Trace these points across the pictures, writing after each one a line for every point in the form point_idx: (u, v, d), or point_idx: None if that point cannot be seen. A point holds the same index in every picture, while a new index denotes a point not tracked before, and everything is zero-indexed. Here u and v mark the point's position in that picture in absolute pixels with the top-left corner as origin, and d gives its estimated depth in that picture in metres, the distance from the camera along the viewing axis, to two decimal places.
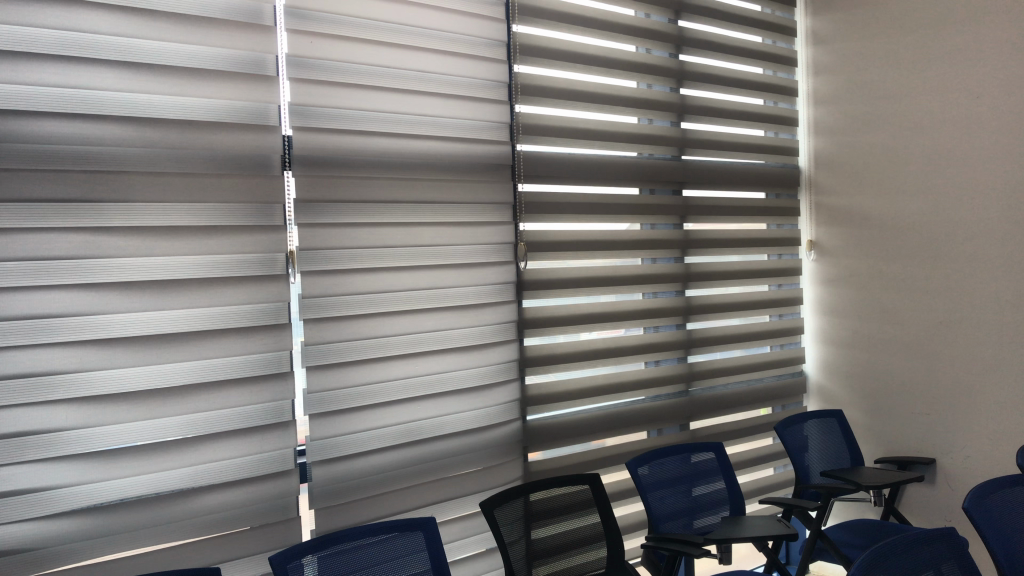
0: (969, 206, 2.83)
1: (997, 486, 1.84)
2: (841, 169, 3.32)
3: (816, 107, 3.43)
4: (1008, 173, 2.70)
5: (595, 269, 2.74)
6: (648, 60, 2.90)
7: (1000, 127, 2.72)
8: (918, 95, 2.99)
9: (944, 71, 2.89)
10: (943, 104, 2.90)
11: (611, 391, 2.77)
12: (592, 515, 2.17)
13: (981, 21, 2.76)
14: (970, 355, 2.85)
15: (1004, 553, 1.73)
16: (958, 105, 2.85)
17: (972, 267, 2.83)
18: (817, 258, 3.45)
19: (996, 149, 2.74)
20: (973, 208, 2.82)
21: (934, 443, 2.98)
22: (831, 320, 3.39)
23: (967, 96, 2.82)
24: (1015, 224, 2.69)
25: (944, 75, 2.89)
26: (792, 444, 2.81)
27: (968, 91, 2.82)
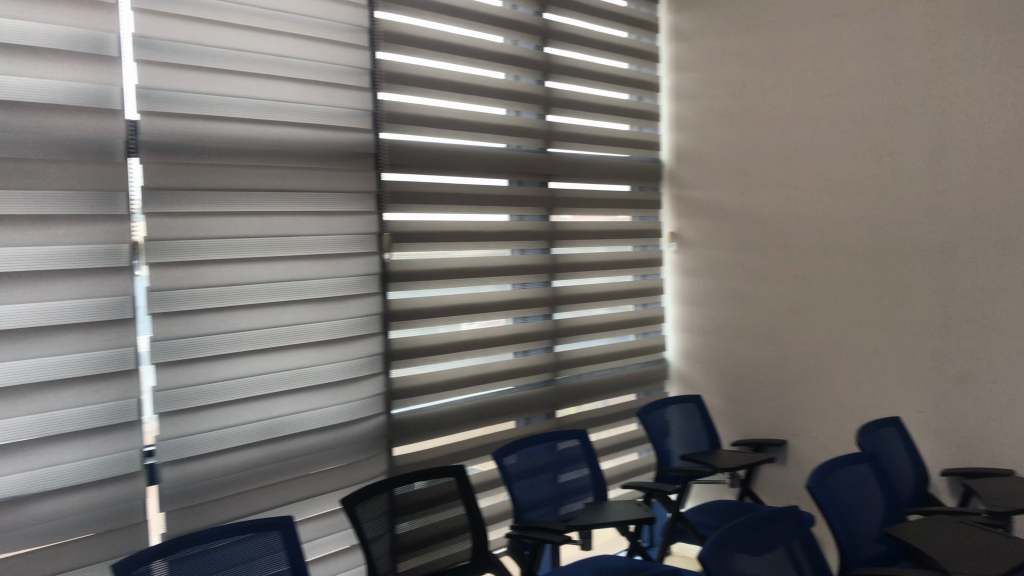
0: (820, 200, 2.98)
1: (839, 466, 1.97)
2: (700, 163, 3.43)
3: (677, 103, 3.53)
4: (856, 169, 2.87)
5: (461, 260, 2.72)
6: (514, 52, 2.91)
7: (849, 125, 2.88)
8: (773, 92, 3.12)
9: (799, 70, 3.03)
10: (798, 101, 3.04)
11: (477, 383, 2.77)
12: (457, 507, 2.17)
13: (834, 23, 2.91)
14: (820, 340, 3.00)
15: (846, 531, 1.86)
16: (812, 103, 2.99)
17: (821, 257, 2.99)
18: (678, 249, 3.55)
19: (848, 146, 2.89)
20: (824, 201, 2.97)
21: (785, 425, 3.13)
22: (692, 309, 3.50)
23: (819, 94, 2.97)
24: (861, 217, 2.86)
25: (799, 74, 3.03)
26: (653, 429, 2.88)
27: (820, 89, 2.97)
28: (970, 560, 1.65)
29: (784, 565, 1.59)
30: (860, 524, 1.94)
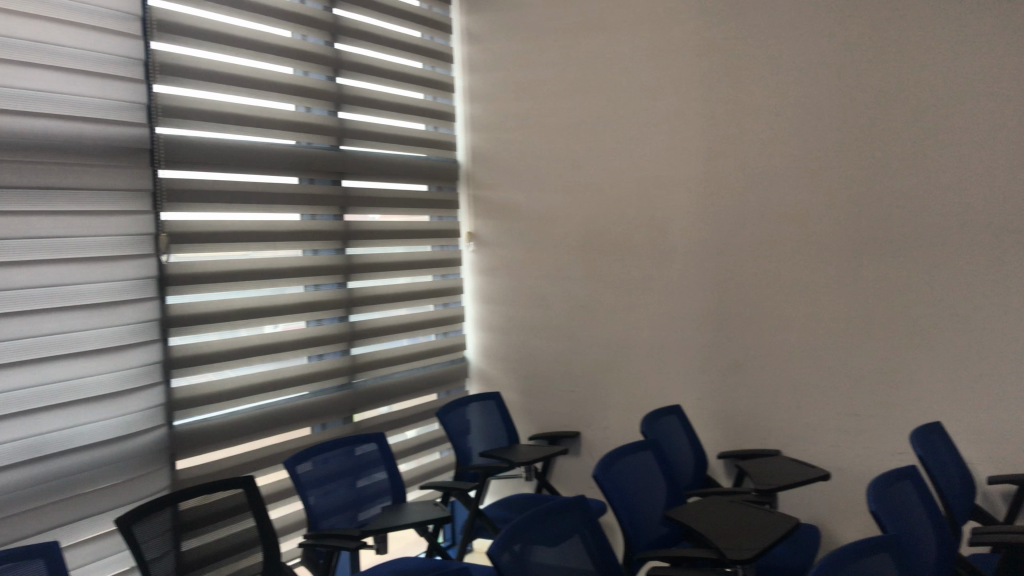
0: (611, 200, 3.10)
1: (616, 457, 2.08)
2: (495, 164, 3.47)
3: (471, 104, 3.55)
4: (641, 170, 3.01)
5: (249, 262, 2.61)
6: (304, 47, 2.82)
7: (636, 129, 3.03)
8: (565, 96, 3.22)
9: (590, 75, 3.14)
10: (589, 105, 3.15)
11: (268, 389, 2.67)
12: (246, 520, 2.07)
13: (617, 31, 3.06)
14: (611, 335, 3.13)
15: (627, 516, 1.97)
16: (602, 107, 3.12)
17: (612, 255, 3.11)
18: (476, 249, 3.58)
19: (634, 148, 3.03)
20: (613, 201, 3.10)
21: (578, 418, 3.23)
22: (491, 308, 3.54)
23: (609, 99, 3.09)
24: (647, 216, 3.01)
25: (590, 79, 3.14)
26: (452, 428, 2.89)
27: (609, 94, 3.09)
28: (740, 535, 1.78)
29: (583, 553, 1.67)
30: (639, 509, 2.06)
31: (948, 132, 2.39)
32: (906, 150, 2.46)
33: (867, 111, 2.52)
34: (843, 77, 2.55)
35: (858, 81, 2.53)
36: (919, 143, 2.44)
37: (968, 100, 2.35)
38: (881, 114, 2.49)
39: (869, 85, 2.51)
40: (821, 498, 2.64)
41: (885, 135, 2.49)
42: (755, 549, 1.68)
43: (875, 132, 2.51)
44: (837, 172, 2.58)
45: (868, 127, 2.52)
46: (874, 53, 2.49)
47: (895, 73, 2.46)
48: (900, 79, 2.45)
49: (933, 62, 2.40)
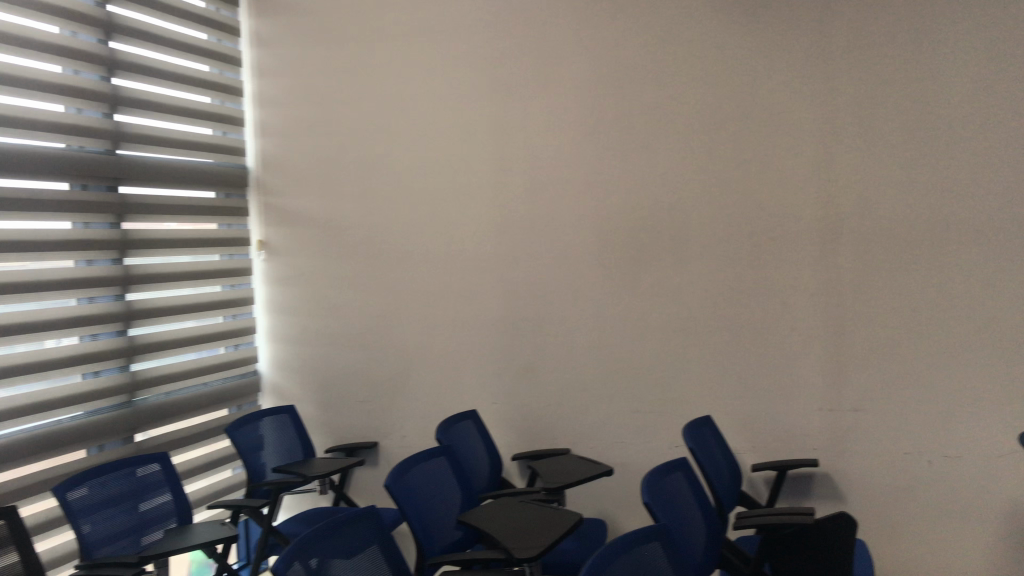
0: (408, 208, 3.11)
1: (409, 465, 2.09)
2: (290, 170, 3.35)
3: (262, 108, 3.40)
4: (435, 179, 3.05)
5: (12, 274, 2.40)
6: (74, 45, 2.64)
7: (430, 139, 3.06)
8: (361, 104, 3.19)
9: (386, 83, 3.13)
10: (386, 114, 3.14)
11: (36, 410, 2.47)
12: (9, 555, 1.89)
13: (412, 41, 3.07)
14: (407, 342, 3.13)
15: (418, 523, 1.98)
16: (398, 116, 3.12)
17: (408, 262, 3.12)
18: (269, 257, 3.43)
19: (430, 158, 3.06)
20: (410, 209, 3.10)
21: (375, 428, 3.21)
22: (285, 318, 3.40)
23: (404, 108, 3.10)
24: (442, 224, 3.05)
25: (386, 87, 3.13)
26: (243, 445, 2.78)
27: (404, 103, 3.10)
28: (527, 534, 1.84)
29: (380, 562, 1.68)
30: (431, 514, 2.07)
31: (715, 149, 2.65)
32: (680, 162, 2.69)
33: (645, 131, 2.73)
34: (624, 98, 2.75)
35: (633, 101, 2.74)
36: (691, 162, 2.68)
37: (731, 125, 2.63)
38: (657, 135, 2.71)
39: (647, 107, 2.72)
40: (605, 491, 2.80)
41: (660, 154, 2.71)
42: (538, 547, 1.74)
43: (651, 151, 2.72)
44: (617, 184, 2.77)
45: (646, 146, 2.73)
46: (652, 78, 2.71)
47: (670, 97, 2.69)
48: (675, 103, 2.69)
49: (704, 89, 2.66)
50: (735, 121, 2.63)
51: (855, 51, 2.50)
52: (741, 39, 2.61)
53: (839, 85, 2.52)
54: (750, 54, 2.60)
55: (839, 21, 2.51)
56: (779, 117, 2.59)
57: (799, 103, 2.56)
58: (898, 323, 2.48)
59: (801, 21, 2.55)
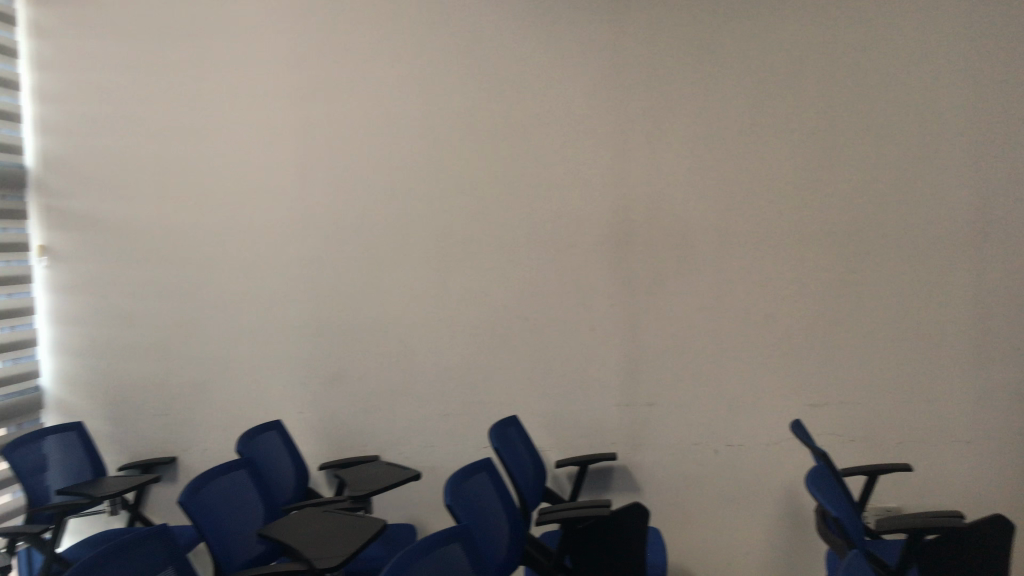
0: (224, 210, 2.92)
1: (206, 479, 2.01)
2: (82, 171, 2.99)
3: (43, 105, 3.00)
4: (254, 180, 2.89)
5: None
6: None
7: (241, 137, 2.90)
8: (167, 101, 2.95)
9: (198, 80, 2.92)
10: (194, 112, 2.93)
11: None
12: None
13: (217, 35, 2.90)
14: (210, 351, 2.95)
15: (214, 536, 1.90)
16: (211, 113, 2.92)
17: (217, 268, 2.94)
18: (51, 265, 3.02)
19: (244, 159, 2.90)
20: (223, 211, 2.92)
21: (170, 442, 2.98)
22: (72, 331, 3.03)
23: (215, 106, 2.92)
24: (251, 227, 2.90)
25: (197, 84, 2.92)
26: (23, 466, 2.55)
27: (215, 101, 2.91)
28: (327, 543, 1.81)
29: None
30: (229, 528, 2.00)
31: (522, 154, 2.72)
32: (487, 166, 2.74)
33: (453, 135, 2.76)
34: (433, 102, 2.76)
35: (443, 105, 2.76)
36: (498, 167, 2.73)
37: (534, 131, 2.71)
38: (465, 139, 2.75)
39: (456, 113, 2.75)
40: (413, 494, 2.81)
41: (467, 159, 2.75)
42: (339, 556, 1.72)
43: (459, 155, 2.76)
44: (426, 187, 2.78)
45: (454, 150, 2.76)
46: (460, 83, 2.75)
47: (477, 103, 2.74)
48: (482, 109, 2.74)
49: (510, 97, 2.72)
50: (538, 127, 2.71)
51: (648, 64, 2.65)
52: (543, 48, 2.69)
53: (634, 96, 2.66)
54: (551, 63, 2.69)
55: (634, 35, 2.65)
56: (578, 124, 2.69)
57: (597, 111, 2.68)
58: (689, 321, 2.65)
59: (598, 33, 2.66)
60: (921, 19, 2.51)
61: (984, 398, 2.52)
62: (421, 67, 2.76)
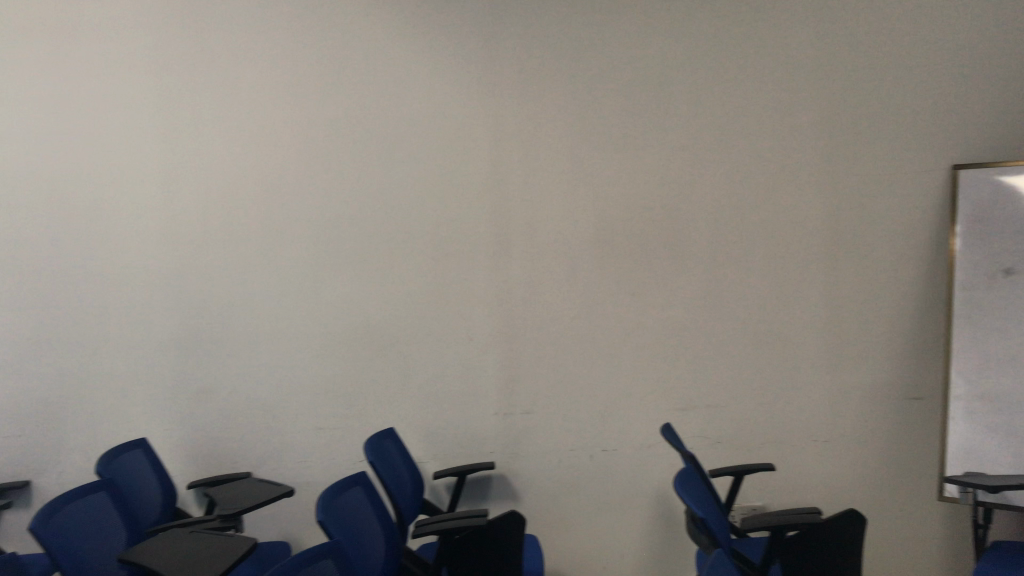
0: (86, 220, 2.73)
1: (58, 504, 1.89)
2: None
3: None
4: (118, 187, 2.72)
5: None
6: None
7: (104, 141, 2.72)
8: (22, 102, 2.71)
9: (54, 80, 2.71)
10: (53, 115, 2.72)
11: None
12: None
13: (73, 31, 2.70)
14: (67, 369, 2.76)
15: (68, 564, 1.79)
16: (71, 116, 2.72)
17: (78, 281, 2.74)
18: None
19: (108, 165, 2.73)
20: (84, 221, 2.73)
21: (22, 466, 2.77)
22: None
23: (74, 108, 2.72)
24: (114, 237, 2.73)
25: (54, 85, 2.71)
26: None
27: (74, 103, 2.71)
28: (193, 565, 1.74)
29: None
30: (85, 554, 1.88)
31: (396, 164, 2.70)
32: (361, 175, 2.71)
33: (326, 143, 2.71)
34: (305, 109, 2.71)
35: (316, 113, 2.71)
36: (372, 176, 2.71)
37: (408, 142, 2.70)
38: (338, 148, 2.71)
39: (328, 120, 2.71)
40: (287, 511, 2.75)
41: (341, 167, 2.71)
42: None
43: (332, 163, 2.71)
44: (299, 196, 2.71)
45: (327, 159, 2.71)
46: (333, 90, 2.70)
47: (350, 111, 2.70)
48: (355, 117, 2.71)
49: (383, 106, 2.70)
50: (412, 137, 2.70)
51: (520, 76, 2.68)
52: (415, 58, 2.69)
53: (507, 108, 2.69)
54: (423, 73, 2.69)
55: (506, 47, 2.68)
56: (452, 135, 2.69)
57: (470, 122, 2.69)
58: (564, 330, 2.69)
59: (471, 45, 2.68)
60: (776, 38, 2.63)
61: (839, 399, 2.65)
62: (291, 77, 2.70)
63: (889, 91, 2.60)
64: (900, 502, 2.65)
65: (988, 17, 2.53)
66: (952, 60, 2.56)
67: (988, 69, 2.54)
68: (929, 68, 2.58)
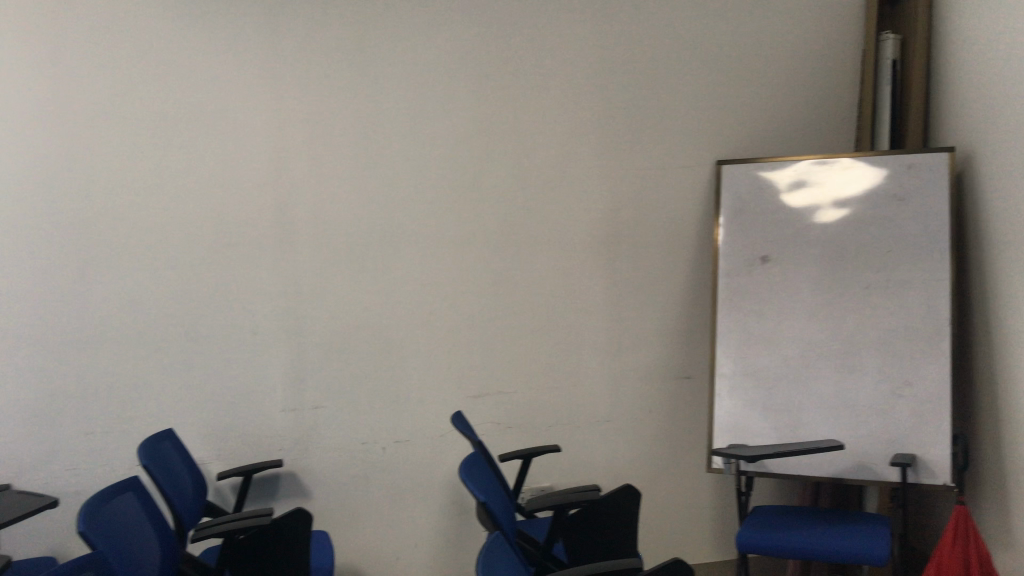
0: None
1: None
2: None
3: None
4: None
5: None
6: None
7: None
8: None
9: None
10: None
11: None
12: None
13: None
14: None
15: None
16: None
17: None
18: None
19: None
20: None
21: None
22: None
23: None
24: None
25: None
26: None
27: None
28: None
29: None
30: None
31: (169, 138, 2.42)
32: (124, 149, 2.39)
33: (80, 110, 2.34)
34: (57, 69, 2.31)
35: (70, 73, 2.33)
36: (141, 152, 2.40)
37: (181, 111, 2.43)
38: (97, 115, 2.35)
39: (85, 83, 2.34)
40: (36, 533, 2.39)
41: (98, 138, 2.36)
42: None
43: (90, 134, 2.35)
44: (49, 169, 2.32)
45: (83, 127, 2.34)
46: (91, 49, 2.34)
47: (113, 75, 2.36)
48: (119, 83, 2.37)
49: (150, 71, 2.40)
50: (186, 106, 2.43)
51: (305, 52, 2.53)
52: (186, 19, 2.42)
53: (292, 82, 2.52)
54: (198, 40, 2.43)
55: (290, 19, 2.50)
56: (233, 107, 2.47)
57: (252, 94, 2.49)
58: (354, 321, 2.60)
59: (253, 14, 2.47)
60: (559, 35, 2.72)
61: (618, 382, 2.80)
62: (34, 26, 2.29)
63: (656, 95, 2.80)
64: (674, 474, 2.84)
65: (735, 34, 2.83)
66: (709, 69, 2.83)
67: (736, 80, 2.85)
68: (690, 74, 2.82)
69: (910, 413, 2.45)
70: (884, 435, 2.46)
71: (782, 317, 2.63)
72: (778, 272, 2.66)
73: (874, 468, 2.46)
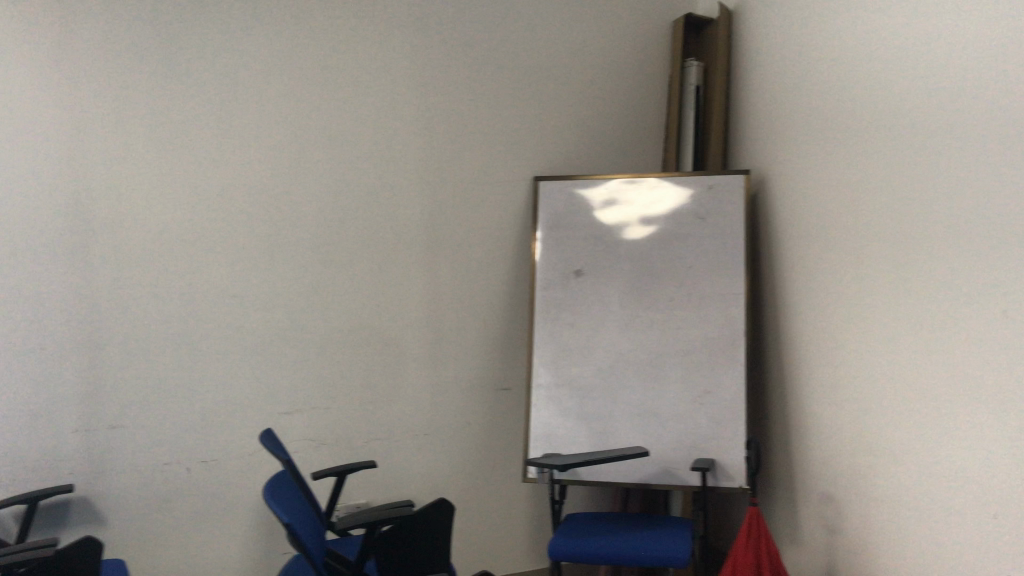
0: None
1: None
2: None
3: None
4: None
5: None
6: None
7: None
8: None
9: None
10: None
11: None
12: None
13: None
14: None
15: None
16: None
17: None
18: None
19: None
20: None
21: None
22: None
23: None
24: None
25: None
26: None
27: None
28: None
29: None
30: None
31: None
32: None
33: None
34: None
35: None
36: None
37: None
38: None
39: None
40: None
41: None
42: None
43: None
44: None
45: None
46: None
47: None
48: None
49: None
50: None
51: (106, 45, 2.36)
52: None
53: (88, 77, 2.34)
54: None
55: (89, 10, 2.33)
56: (22, 103, 2.26)
57: (45, 89, 2.29)
58: (157, 334, 2.46)
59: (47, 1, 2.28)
60: (379, 45, 2.71)
61: (436, 394, 2.80)
62: None
63: (475, 111, 2.84)
64: (490, 486, 2.87)
65: (548, 55, 2.93)
66: (524, 87, 2.90)
67: (550, 100, 2.94)
68: (507, 92, 2.88)
69: (710, 420, 2.58)
70: (686, 441, 2.59)
71: (593, 330, 2.72)
72: (590, 285, 2.74)
73: (675, 473, 2.58)
